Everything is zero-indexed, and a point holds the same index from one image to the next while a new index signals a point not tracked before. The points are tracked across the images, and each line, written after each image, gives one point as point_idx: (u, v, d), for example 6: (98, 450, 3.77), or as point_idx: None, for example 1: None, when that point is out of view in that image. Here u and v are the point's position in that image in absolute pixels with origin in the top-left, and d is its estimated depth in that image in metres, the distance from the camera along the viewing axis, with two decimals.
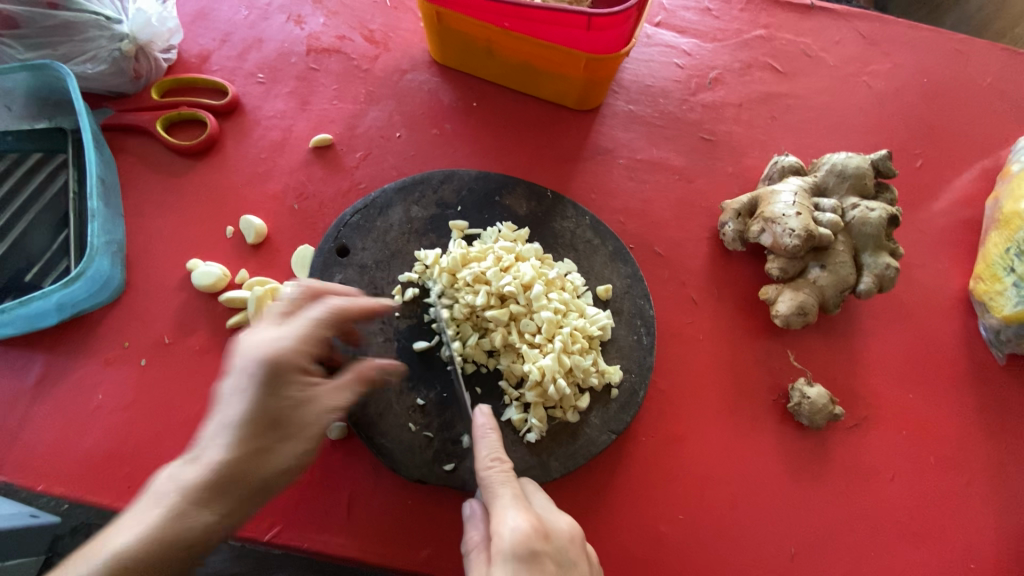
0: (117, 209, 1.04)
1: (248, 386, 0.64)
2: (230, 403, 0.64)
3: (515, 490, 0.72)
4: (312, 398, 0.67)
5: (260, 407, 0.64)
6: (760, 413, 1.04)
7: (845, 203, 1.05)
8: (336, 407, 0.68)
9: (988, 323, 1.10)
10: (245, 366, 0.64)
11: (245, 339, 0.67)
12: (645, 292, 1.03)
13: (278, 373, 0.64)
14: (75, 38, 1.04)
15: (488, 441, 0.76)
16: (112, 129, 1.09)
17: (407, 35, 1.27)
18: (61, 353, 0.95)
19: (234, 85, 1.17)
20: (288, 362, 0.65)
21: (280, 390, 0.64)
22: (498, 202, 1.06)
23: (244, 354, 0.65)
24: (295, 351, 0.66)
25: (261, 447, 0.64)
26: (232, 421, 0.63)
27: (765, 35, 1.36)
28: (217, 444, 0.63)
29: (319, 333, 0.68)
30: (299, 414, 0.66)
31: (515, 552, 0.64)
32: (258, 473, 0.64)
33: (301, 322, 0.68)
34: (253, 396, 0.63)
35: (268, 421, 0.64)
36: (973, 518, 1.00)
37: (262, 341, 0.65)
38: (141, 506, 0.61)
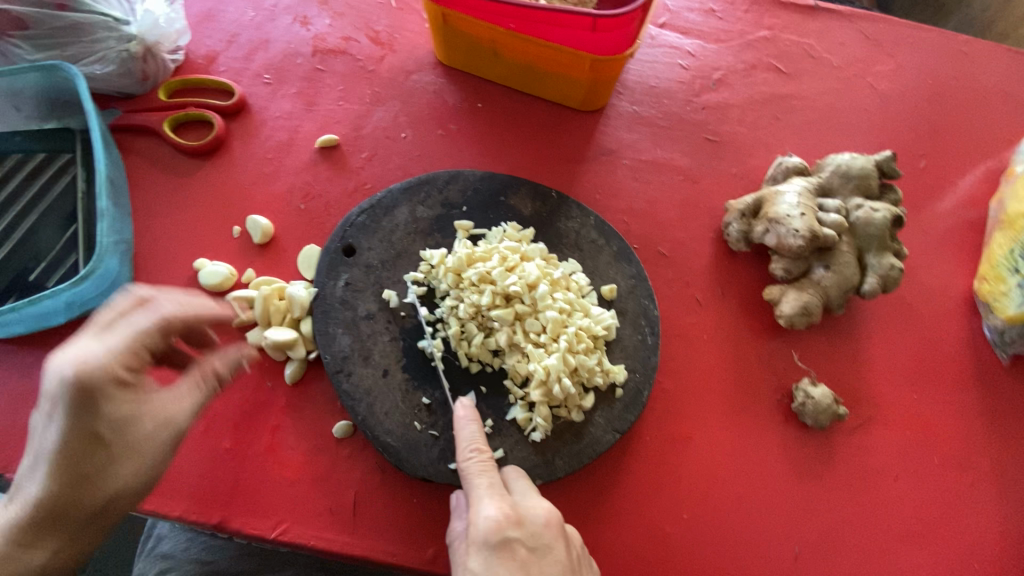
0: (126, 209, 1.04)
1: (54, 415, 0.60)
2: (45, 433, 0.62)
3: (492, 481, 0.75)
4: (144, 415, 0.66)
5: (75, 434, 0.61)
6: (763, 413, 1.04)
7: (849, 204, 1.05)
8: (171, 417, 0.69)
9: (993, 323, 1.10)
10: (51, 391, 0.60)
11: (50, 356, 0.62)
12: (649, 292, 1.03)
13: (93, 397, 0.61)
14: (84, 40, 1.05)
15: (467, 432, 0.79)
16: (121, 129, 1.10)
17: (413, 36, 1.27)
18: None
19: (241, 86, 1.18)
20: (101, 382, 0.62)
21: (98, 413, 0.62)
22: (503, 202, 1.07)
23: (41, 379, 0.61)
24: (108, 367, 0.62)
25: (85, 474, 0.63)
26: (47, 453, 0.62)
27: (768, 36, 1.36)
28: (36, 477, 0.62)
29: (142, 344, 0.66)
30: (128, 434, 0.65)
31: (488, 541, 0.69)
32: (89, 499, 0.64)
33: (119, 336, 0.65)
34: (64, 423, 0.61)
35: (89, 446, 0.63)
36: (977, 519, 1.01)
37: (67, 358, 0.61)
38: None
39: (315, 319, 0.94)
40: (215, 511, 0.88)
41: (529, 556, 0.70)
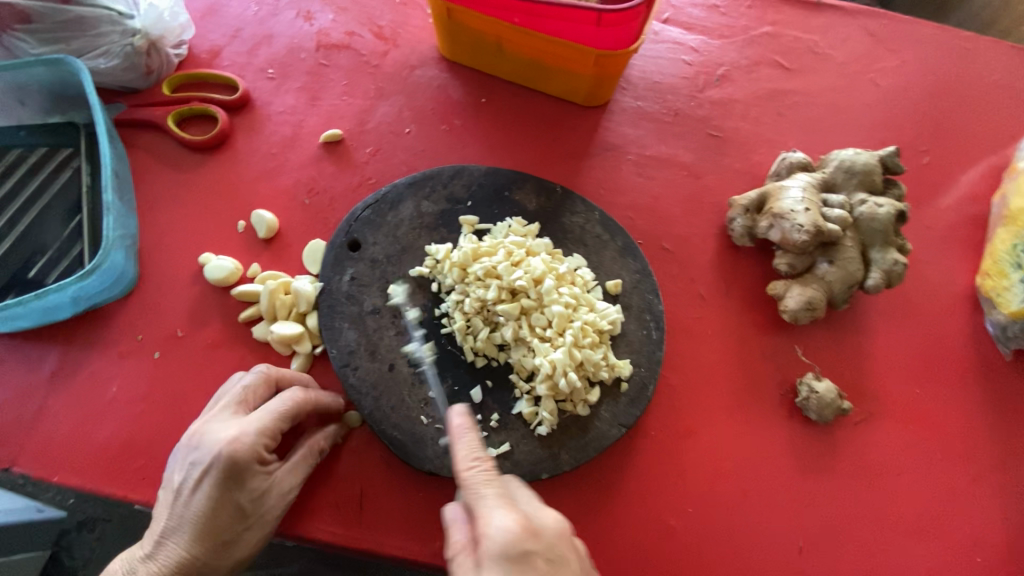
0: (131, 204, 1.04)
1: (208, 485, 0.75)
2: (194, 500, 0.75)
3: (499, 490, 0.72)
4: (271, 487, 0.80)
5: (223, 504, 0.76)
6: (768, 407, 1.04)
7: (853, 199, 1.06)
8: (290, 489, 0.82)
9: (995, 319, 1.10)
10: (209, 465, 0.74)
11: (208, 433, 0.77)
12: (654, 287, 1.03)
13: (239, 472, 0.75)
14: (88, 33, 1.05)
15: (468, 442, 0.77)
16: (125, 124, 1.10)
17: (416, 31, 1.27)
18: (74, 346, 0.96)
19: (244, 81, 1.17)
20: (247, 460, 0.76)
21: (242, 487, 0.77)
22: (507, 197, 1.07)
23: (204, 452, 0.76)
24: (253, 447, 0.77)
25: (225, 539, 0.77)
26: (195, 517, 0.75)
27: (772, 32, 1.36)
28: (180, 539, 0.76)
29: (277, 426, 0.80)
30: (260, 504, 0.79)
31: (505, 552, 0.64)
32: (221, 561, 0.77)
33: (259, 418, 0.79)
34: (217, 495, 0.75)
35: (233, 514, 0.77)
36: (980, 513, 1.01)
37: (224, 439, 0.76)
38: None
39: (321, 313, 0.94)
40: None
41: (547, 567, 0.66)
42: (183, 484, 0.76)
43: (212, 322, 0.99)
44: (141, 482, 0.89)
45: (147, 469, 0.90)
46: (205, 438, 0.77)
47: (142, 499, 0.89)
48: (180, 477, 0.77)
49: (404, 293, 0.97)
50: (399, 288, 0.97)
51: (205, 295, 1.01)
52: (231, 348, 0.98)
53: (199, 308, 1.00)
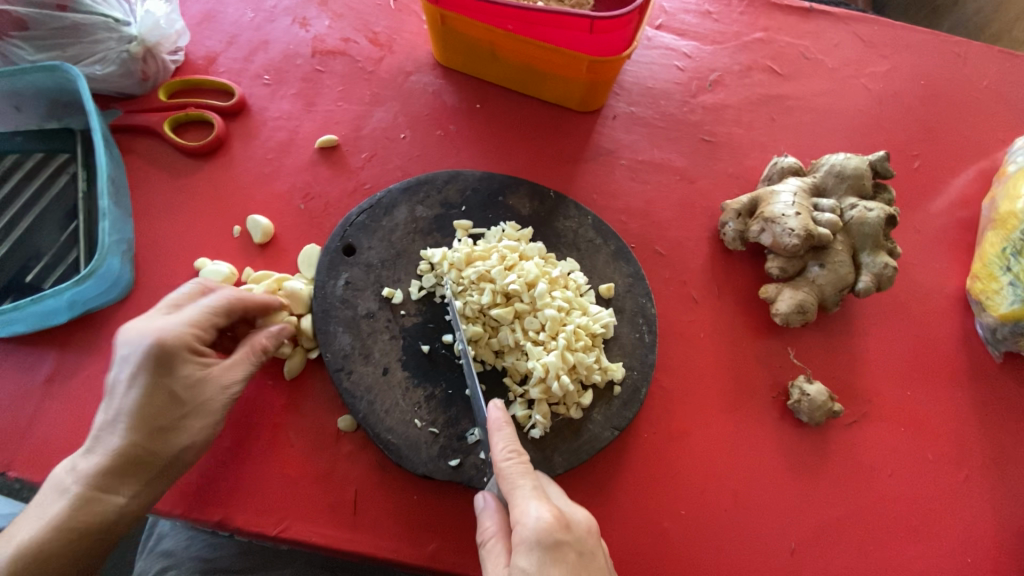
0: (127, 209, 1.05)
1: (137, 373, 0.75)
2: (127, 390, 0.75)
3: (536, 483, 0.73)
4: (208, 378, 0.80)
5: (154, 392, 0.75)
6: (760, 410, 1.05)
7: (843, 203, 1.07)
8: (232, 382, 0.82)
9: (985, 321, 1.11)
10: (133, 354, 0.75)
11: (133, 330, 0.78)
12: (646, 291, 1.04)
13: (169, 359, 0.76)
14: (84, 40, 1.06)
15: (505, 434, 0.77)
16: (121, 130, 1.11)
17: (411, 37, 1.28)
18: (70, 351, 0.96)
19: (240, 87, 1.18)
20: (176, 347, 0.76)
21: (173, 375, 0.77)
22: (501, 202, 1.08)
23: (131, 346, 0.76)
24: (182, 337, 0.77)
25: (162, 425, 0.76)
26: (128, 406, 0.75)
27: (764, 38, 1.38)
28: (116, 432, 0.75)
29: (207, 320, 0.80)
30: (196, 393, 0.79)
31: (540, 542, 0.67)
32: (162, 449, 0.77)
33: (187, 312, 0.80)
34: (148, 384, 0.75)
35: (168, 401, 0.77)
36: (970, 513, 1.02)
37: (149, 330, 0.76)
38: (48, 498, 0.74)
39: (316, 317, 0.95)
40: (216, 509, 0.89)
41: (579, 561, 0.68)
42: (116, 379, 0.76)
43: None
44: None
45: None
46: (132, 333, 0.77)
47: None
48: (112, 374, 0.77)
49: (398, 296, 0.98)
50: (394, 292, 0.98)
51: None
52: None
53: None
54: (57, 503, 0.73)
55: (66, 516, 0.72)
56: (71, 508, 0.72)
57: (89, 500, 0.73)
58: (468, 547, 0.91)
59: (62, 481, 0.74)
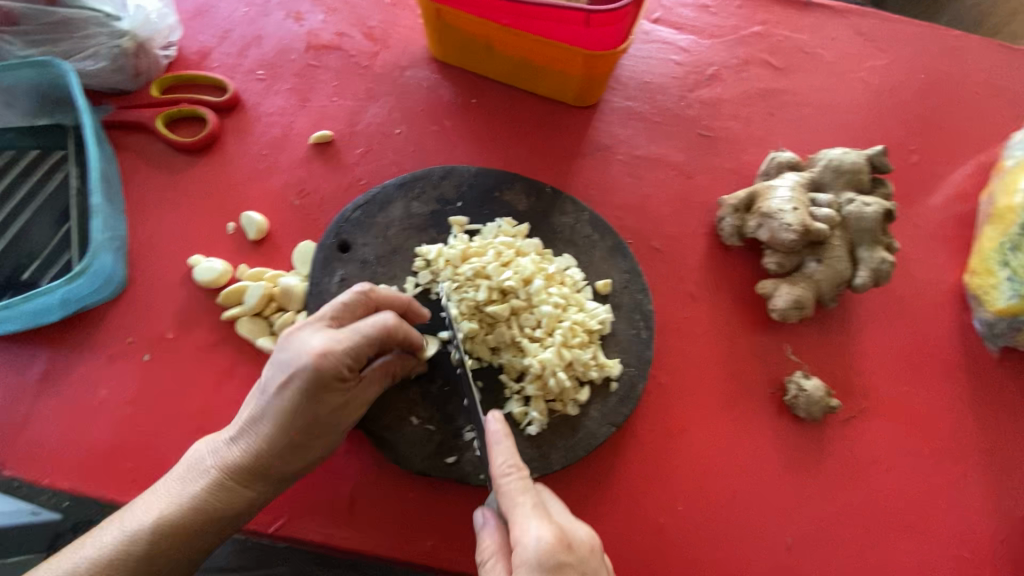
0: (119, 206, 1.04)
1: (292, 393, 0.72)
2: (279, 402, 0.73)
3: (536, 500, 0.71)
4: (345, 404, 0.77)
5: (298, 414, 0.72)
6: (757, 406, 1.05)
7: (841, 198, 1.06)
8: (360, 406, 0.80)
9: (982, 316, 1.11)
10: (296, 374, 0.71)
11: (299, 336, 0.73)
12: (643, 286, 1.04)
13: (319, 387, 0.71)
14: (75, 35, 1.05)
15: (504, 448, 0.74)
16: (113, 126, 1.10)
17: (406, 31, 1.27)
18: (64, 349, 0.96)
19: (234, 82, 1.17)
20: (327, 377, 0.71)
21: (321, 402, 0.73)
22: (497, 198, 1.07)
23: (291, 356, 0.72)
24: (336, 364, 0.72)
25: (299, 443, 0.75)
26: (276, 417, 0.73)
27: (762, 31, 1.37)
28: (255, 436, 0.74)
29: (361, 348, 0.74)
30: (331, 416, 0.76)
31: (540, 564, 0.66)
32: (290, 463, 0.77)
33: (352, 334, 0.73)
34: (295, 405, 0.72)
35: (308, 426, 0.74)
36: (967, 508, 1.02)
37: (312, 351, 0.71)
38: (191, 473, 0.76)
39: (309, 313, 0.94)
40: None
41: None
42: (268, 382, 0.73)
43: (201, 324, 0.99)
44: (131, 485, 0.89)
45: (136, 471, 0.90)
46: (294, 340, 0.73)
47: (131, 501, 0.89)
48: (266, 373, 0.74)
49: None
50: (389, 288, 0.97)
51: (195, 296, 1.01)
52: (220, 350, 0.98)
53: (189, 310, 1.00)
54: (198, 482, 0.75)
55: (205, 497, 0.74)
56: (211, 490, 0.74)
57: (225, 487, 0.75)
58: (464, 544, 0.91)
59: (207, 459, 0.76)
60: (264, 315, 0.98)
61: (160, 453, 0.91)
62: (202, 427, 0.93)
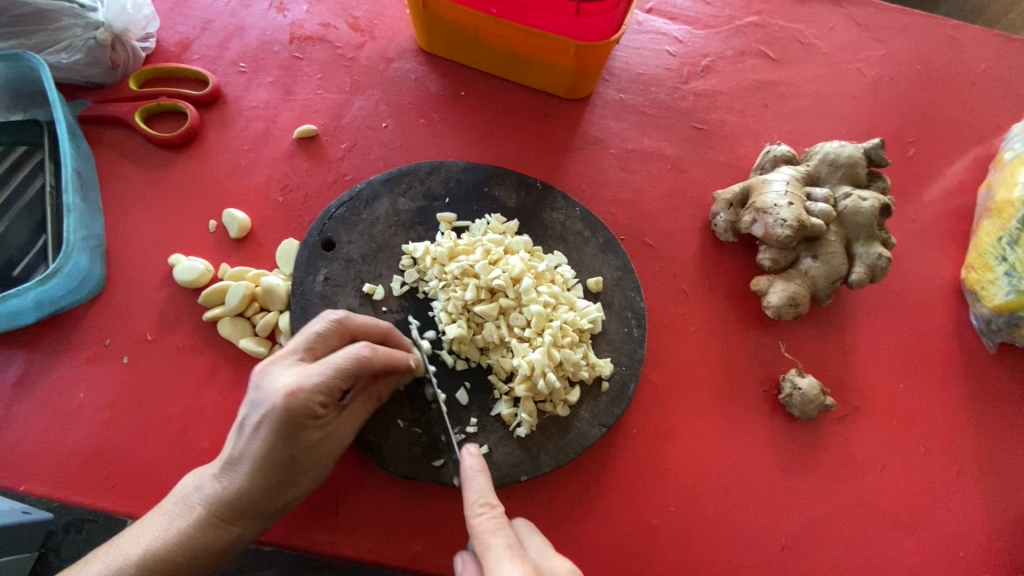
0: (96, 204, 1.02)
1: (265, 432, 0.70)
2: (254, 441, 0.71)
3: (509, 540, 0.69)
4: (323, 437, 0.75)
5: (275, 452, 0.71)
6: (751, 405, 1.03)
7: (837, 193, 1.04)
8: (342, 436, 0.78)
9: (979, 312, 1.09)
10: (267, 414, 0.69)
11: (271, 374, 0.72)
12: (636, 284, 1.02)
13: (293, 425, 0.69)
14: (48, 27, 1.02)
15: (478, 485, 0.74)
16: (90, 121, 1.06)
17: (393, 22, 1.24)
18: (41, 351, 0.93)
19: (215, 75, 1.14)
20: (300, 413, 0.69)
21: (296, 440, 0.71)
22: (486, 193, 1.04)
23: (264, 394, 0.70)
24: (308, 401, 0.69)
25: (280, 481, 0.74)
26: (251, 456, 0.71)
27: (757, 21, 1.34)
28: (237, 472, 0.73)
29: (336, 384, 0.71)
30: (310, 451, 0.74)
31: None
32: (274, 499, 0.75)
33: (323, 368, 0.71)
34: (271, 443, 0.70)
35: (285, 463, 0.72)
36: (962, 507, 1.01)
37: (281, 389, 0.69)
38: (174, 511, 0.74)
39: (293, 313, 0.92)
40: None
41: None
42: (245, 420, 0.72)
43: (182, 325, 0.97)
44: (110, 490, 0.87)
45: (116, 476, 0.88)
46: (267, 378, 0.72)
47: (111, 507, 0.87)
48: (242, 411, 0.73)
49: (379, 292, 0.95)
50: (375, 287, 0.95)
51: (176, 296, 0.98)
52: (202, 352, 0.95)
53: (170, 310, 0.97)
54: (182, 518, 0.74)
55: (188, 535, 0.73)
56: (194, 528, 0.73)
57: (207, 525, 0.73)
58: (454, 549, 0.89)
59: (190, 497, 0.75)
60: (247, 315, 0.96)
61: (139, 458, 0.89)
62: (183, 430, 0.91)
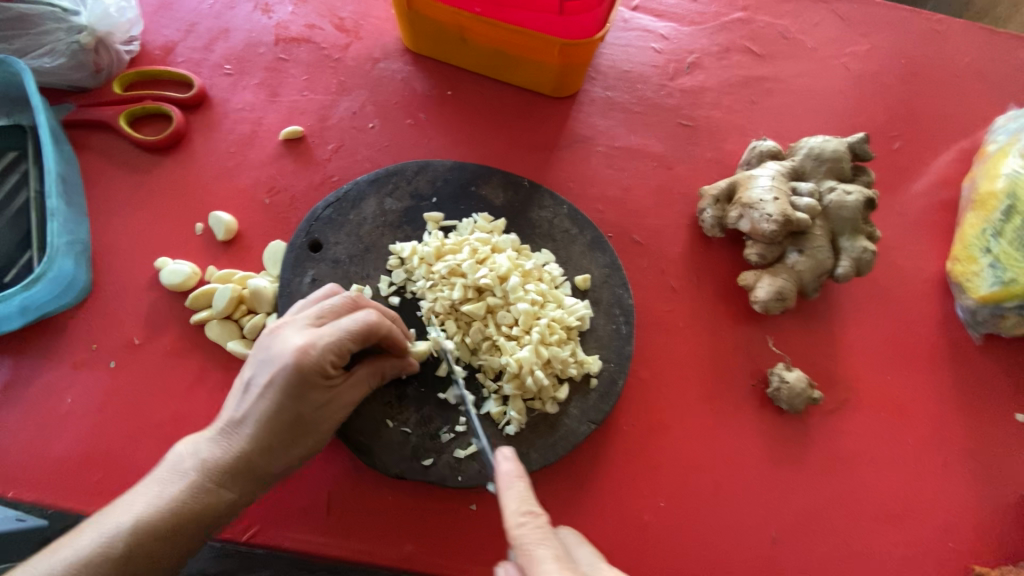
0: (81, 208, 1.01)
1: (274, 389, 0.71)
2: (261, 399, 0.72)
3: (555, 550, 0.67)
4: (328, 402, 0.75)
5: (282, 410, 0.72)
6: (740, 399, 1.03)
7: (822, 187, 1.04)
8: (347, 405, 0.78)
9: (965, 303, 1.10)
10: (278, 370, 0.71)
11: (282, 337, 0.74)
12: (624, 281, 1.02)
13: (303, 382, 0.71)
14: (31, 32, 1.02)
15: (517, 493, 0.72)
16: (75, 125, 1.06)
17: (379, 22, 1.23)
18: (27, 357, 0.93)
19: (200, 78, 1.14)
20: (313, 370, 0.71)
21: (304, 398, 0.72)
22: (473, 192, 1.04)
23: (275, 353, 0.72)
24: (320, 359, 0.71)
25: (281, 443, 0.73)
26: (257, 416, 0.72)
27: (743, 18, 1.34)
28: (239, 433, 0.73)
29: (346, 346, 0.73)
30: (315, 415, 0.75)
31: None
32: (272, 462, 0.74)
33: (335, 329, 0.73)
34: (280, 401, 0.71)
35: (290, 422, 0.73)
36: (950, 497, 1.02)
37: (295, 345, 0.71)
38: (167, 477, 0.72)
39: (280, 314, 0.93)
40: None
41: None
42: (252, 381, 0.73)
43: (170, 329, 0.96)
44: (98, 495, 0.87)
45: (105, 482, 0.88)
46: (279, 339, 0.73)
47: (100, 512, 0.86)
48: (249, 374, 0.74)
49: (366, 293, 0.95)
50: (362, 288, 0.95)
51: (164, 300, 0.98)
52: (189, 355, 0.95)
53: (157, 314, 0.97)
54: (179, 483, 0.72)
55: (185, 499, 0.71)
56: (188, 492, 0.71)
57: (202, 490, 0.71)
58: (445, 547, 0.89)
59: (185, 462, 0.73)
60: (234, 318, 0.96)
61: (128, 462, 0.89)
62: (173, 434, 0.91)
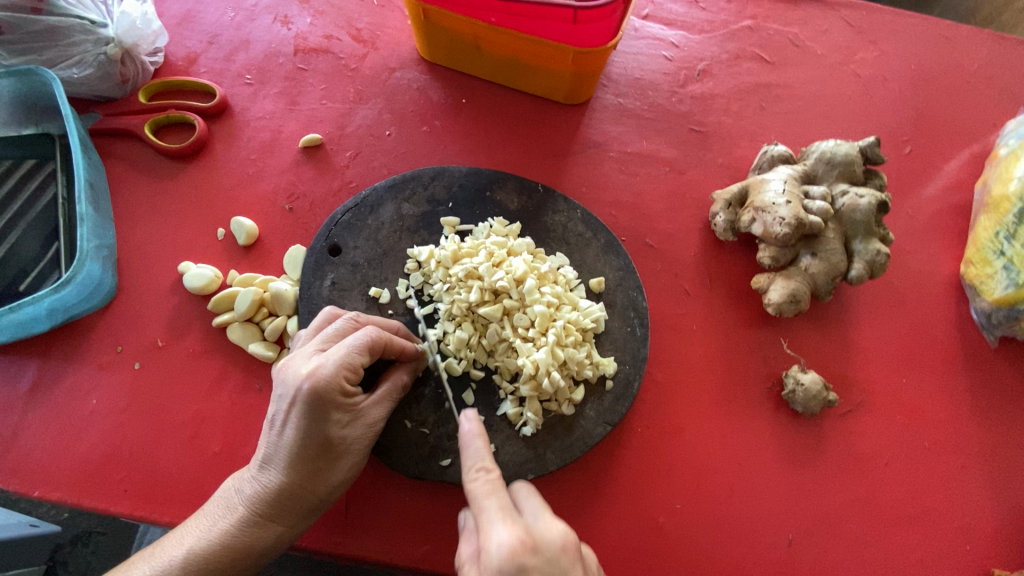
0: (107, 214, 1.04)
1: (296, 418, 0.72)
2: (286, 430, 0.73)
3: (501, 501, 0.69)
4: (353, 422, 0.76)
5: (309, 438, 0.72)
6: (755, 402, 1.04)
7: (834, 190, 1.05)
8: (373, 423, 0.79)
9: (979, 306, 1.10)
10: (294, 399, 0.71)
11: (293, 365, 0.75)
12: (638, 284, 1.03)
13: (321, 405, 0.71)
14: (60, 43, 1.04)
15: (473, 451, 0.74)
16: (101, 134, 1.09)
17: (395, 33, 1.26)
18: (53, 359, 0.95)
19: (222, 87, 1.17)
20: (328, 394, 0.71)
21: (328, 421, 0.73)
22: (489, 197, 1.06)
23: (289, 384, 0.73)
24: (334, 380, 0.72)
25: (317, 470, 0.75)
26: (286, 448, 0.73)
27: (752, 25, 1.36)
28: (275, 466, 0.74)
29: (356, 364, 0.74)
30: (344, 436, 0.76)
31: (502, 569, 0.61)
32: (314, 490, 0.76)
33: (342, 350, 0.74)
34: (303, 429, 0.72)
35: (320, 449, 0.73)
36: (968, 500, 1.01)
37: (304, 372, 0.72)
38: (217, 515, 0.75)
39: (301, 317, 0.94)
40: None
41: None
42: (274, 414, 0.74)
43: (193, 331, 0.98)
44: (122, 495, 0.88)
45: (128, 481, 0.89)
46: (290, 369, 0.74)
47: (123, 511, 0.88)
48: (271, 409, 0.74)
49: (385, 296, 0.97)
50: (381, 291, 0.97)
51: (187, 303, 1.00)
52: (211, 358, 0.97)
53: (180, 316, 0.99)
54: (224, 519, 0.75)
55: (232, 535, 0.73)
56: (237, 528, 0.74)
57: (251, 524, 0.74)
58: None
59: (231, 499, 0.76)
60: (256, 321, 0.98)
61: (151, 462, 0.90)
62: (195, 434, 0.92)
